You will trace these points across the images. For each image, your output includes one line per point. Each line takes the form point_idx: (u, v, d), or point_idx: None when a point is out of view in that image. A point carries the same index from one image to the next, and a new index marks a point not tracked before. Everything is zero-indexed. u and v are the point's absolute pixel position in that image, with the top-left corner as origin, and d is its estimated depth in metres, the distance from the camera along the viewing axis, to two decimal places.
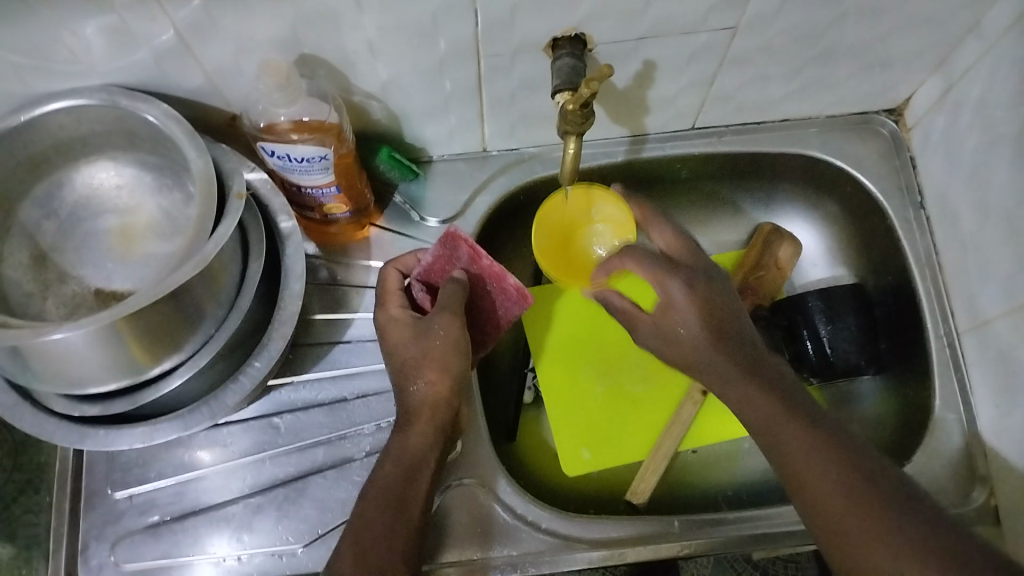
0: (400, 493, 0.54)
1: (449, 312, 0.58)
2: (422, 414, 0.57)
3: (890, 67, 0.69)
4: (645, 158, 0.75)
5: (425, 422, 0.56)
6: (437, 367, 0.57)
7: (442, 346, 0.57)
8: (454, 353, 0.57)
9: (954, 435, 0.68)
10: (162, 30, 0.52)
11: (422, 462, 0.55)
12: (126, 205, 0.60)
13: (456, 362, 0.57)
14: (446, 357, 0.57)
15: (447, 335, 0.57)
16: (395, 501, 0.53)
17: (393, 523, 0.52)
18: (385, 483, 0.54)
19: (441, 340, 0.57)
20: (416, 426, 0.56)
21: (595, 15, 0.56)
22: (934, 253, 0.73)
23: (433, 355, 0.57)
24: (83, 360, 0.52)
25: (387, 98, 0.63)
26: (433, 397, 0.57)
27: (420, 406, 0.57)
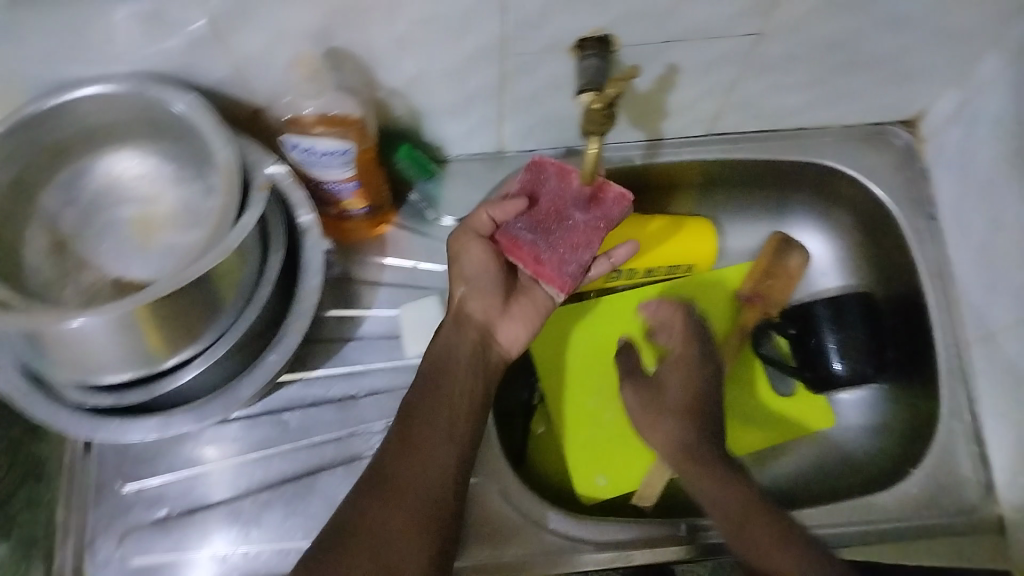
0: (432, 391, 0.60)
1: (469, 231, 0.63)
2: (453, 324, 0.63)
3: (908, 79, 0.69)
4: (661, 163, 0.75)
5: (451, 327, 0.62)
6: (461, 279, 0.63)
7: (462, 262, 0.63)
8: (477, 265, 0.63)
9: (962, 444, 0.69)
10: (195, 18, 0.51)
11: (446, 369, 0.61)
12: (147, 194, 0.59)
13: (475, 271, 0.63)
14: (465, 268, 0.63)
15: (465, 249, 0.63)
16: (427, 404, 0.59)
17: (424, 417, 0.58)
18: (420, 384, 0.60)
19: (459, 256, 0.63)
20: (448, 333, 0.62)
21: (624, 17, 0.57)
22: (944, 263, 0.73)
23: (457, 272, 0.63)
24: (102, 346, 0.52)
25: (410, 95, 0.63)
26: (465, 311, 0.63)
27: (451, 318, 0.63)
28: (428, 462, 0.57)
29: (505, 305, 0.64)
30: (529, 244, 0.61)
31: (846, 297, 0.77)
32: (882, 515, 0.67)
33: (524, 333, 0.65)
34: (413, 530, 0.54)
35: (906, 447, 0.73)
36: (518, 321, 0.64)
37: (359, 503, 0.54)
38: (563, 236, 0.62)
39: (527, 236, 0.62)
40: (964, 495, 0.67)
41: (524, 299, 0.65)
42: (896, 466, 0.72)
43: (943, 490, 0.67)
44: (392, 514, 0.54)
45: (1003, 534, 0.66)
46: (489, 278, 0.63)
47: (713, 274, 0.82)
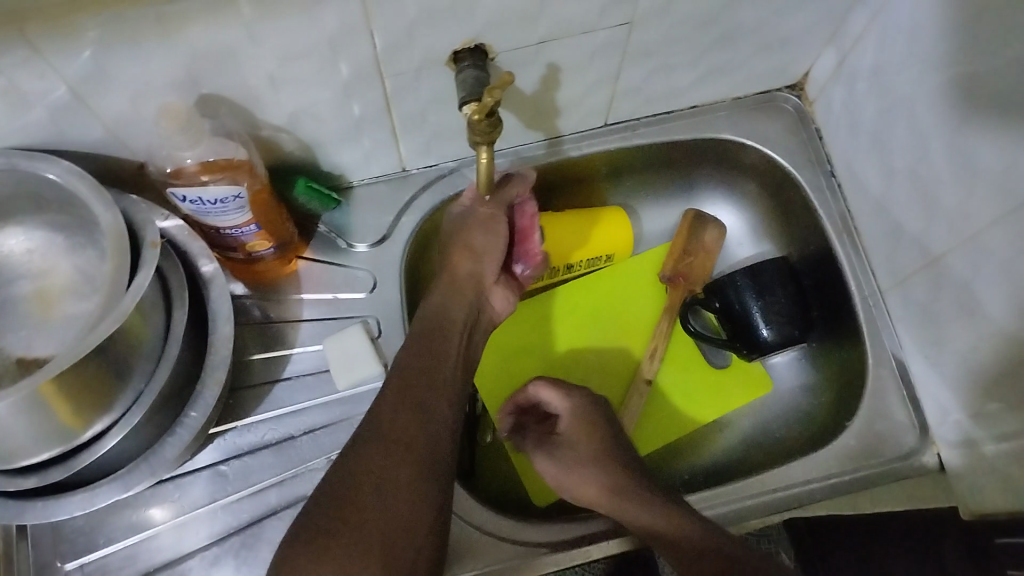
0: (430, 353, 0.59)
1: (491, 209, 0.65)
2: (450, 288, 0.64)
3: (785, 45, 0.71)
4: (564, 159, 0.76)
5: (450, 278, 0.65)
6: (469, 230, 0.65)
7: (476, 228, 0.65)
8: (491, 237, 0.65)
9: (891, 391, 0.70)
10: (54, 85, 0.50)
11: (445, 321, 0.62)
12: (39, 268, 0.58)
13: (488, 244, 0.65)
14: (483, 237, 0.65)
15: (489, 217, 0.65)
16: (428, 351, 0.60)
17: (423, 378, 0.58)
18: (417, 346, 0.60)
19: (480, 222, 0.65)
20: (446, 295, 0.64)
21: (492, 24, 0.57)
22: (850, 218, 0.75)
23: (470, 241, 0.65)
24: (9, 432, 0.51)
25: (296, 129, 0.63)
26: (464, 279, 0.65)
27: (455, 279, 0.65)
28: (432, 420, 0.56)
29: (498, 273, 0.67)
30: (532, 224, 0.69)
31: (764, 264, 0.78)
32: (827, 472, 0.68)
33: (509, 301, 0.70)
34: (422, 480, 0.53)
35: (841, 400, 0.75)
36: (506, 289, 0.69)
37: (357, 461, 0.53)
38: (506, 263, 0.71)
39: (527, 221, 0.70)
40: (900, 439, 0.69)
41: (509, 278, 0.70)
42: (835, 419, 0.74)
43: (879, 438, 0.69)
44: (402, 469, 0.52)
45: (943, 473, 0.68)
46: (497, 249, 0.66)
47: (632, 262, 0.82)
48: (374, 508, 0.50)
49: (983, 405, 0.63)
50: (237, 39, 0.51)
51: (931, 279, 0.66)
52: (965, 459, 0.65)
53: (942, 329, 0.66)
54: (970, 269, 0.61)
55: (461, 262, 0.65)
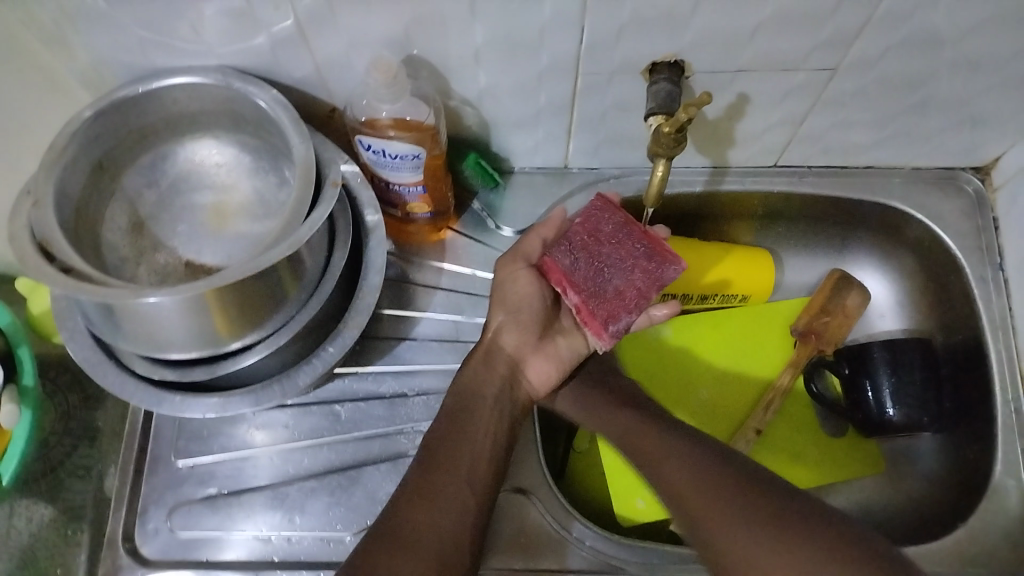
0: (460, 409, 0.60)
1: (518, 262, 0.64)
2: (478, 357, 0.63)
3: (984, 125, 0.68)
4: (724, 191, 0.75)
5: (478, 354, 0.63)
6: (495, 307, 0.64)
7: (506, 289, 0.63)
8: (523, 298, 0.63)
9: (1013, 503, 0.66)
10: (282, 18, 0.54)
11: (475, 390, 0.61)
12: (223, 183, 0.62)
13: (522, 305, 0.63)
14: (511, 297, 0.63)
15: (513, 279, 0.63)
16: (461, 391, 0.61)
17: (455, 431, 0.59)
18: (448, 407, 0.60)
19: (502, 290, 0.63)
20: (478, 366, 0.62)
21: (698, 42, 0.57)
22: (1010, 315, 0.71)
23: (498, 297, 0.63)
24: (171, 324, 0.54)
25: (481, 106, 0.65)
26: (497, 350, 0.63)
27: (480, 348, 0.63)
28: (467, 459, 0.57)
29: (533, 346, 0.65)
30: (607, 256, 0.61)
31: (907, 341, 0.74)
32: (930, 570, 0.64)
33: (554, 373, 0.66)
34: (460, 524, 0.54)
35: (956, 499, 0.71)
36: (550, 360, 0.66)
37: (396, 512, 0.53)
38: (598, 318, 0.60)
39: (601, 257, 0.61)
40: (1013, 555, 0.65)
41: (558, 341, 0.66)
42: (945, 517, 0.70)
43: (991, 547, 0.65)
44: (443, 508, 0.54)
45: None
46: (533, 312, 0.64)
47: (768, 308, 0.81)
48: (426, 539, 0.52)
49: None
50: (457, 9, 0.53)
51: None
52: None
53: None
54: None
55: (496, 328, 0.63)
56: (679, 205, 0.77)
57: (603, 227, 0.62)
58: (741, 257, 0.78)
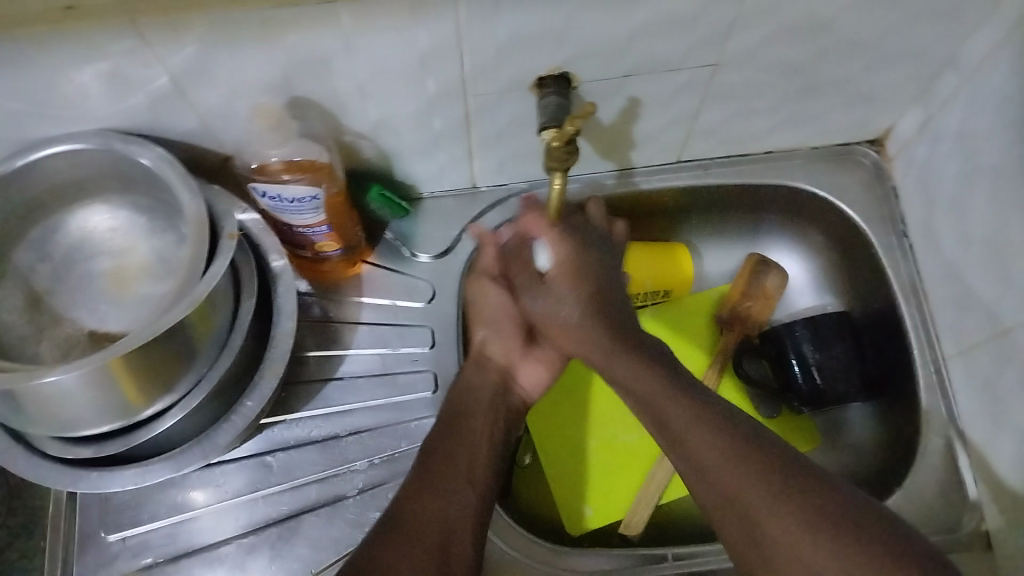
0: (457, 415, 0.61)
1: (489, 276, 0.66)
2: (475, 366, 0.65)
3: (870, 100, 0.70)
4: (634, 191, 0.76)
5: (472, 363, 0.65)
6: (480, 320, 0.66)
7: (480, 304, 0.66)
8: (498, 308, 0.65)
9: (942, 459, 0.69)
10: (156, 75, 0.53)
11: (465, 404, 0.62)
12: (119, 247, 0.61)
13: (497, 316, 0.66)
14: (485, 312, 0.66)
15: (482, 295, 0.65)
16: (456, 400, 0.62)
17: (453, 431, 0.60)
18: (446, 414, 0.61)
19: (479, 306, 0.66)
20: (471, 374, 0.64)
21: (581, 53, 0.58)
22: (918, 279, 0.74)
23: (477, 313, 0.66)
24: (76, 402, 0.52)
25: (378, 138, 0.64)
26: (492, 358, 0.65)
27: (470, 362, 0.65)
28: (454, 473, 0.57)
29: (524, 350, 0.67)
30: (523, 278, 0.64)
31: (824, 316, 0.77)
32: None
33: (545, 376, 0.67)
34: (466, 520, 0.55)
35: (890, 462, 0.73)
36: (541, 364, 0.67)
37: (393, 521, 0.54)
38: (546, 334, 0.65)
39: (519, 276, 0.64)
40: (947, 511, 0.67)
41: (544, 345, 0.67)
42: (882, 482, 0.72)
43: (926, 506, 0.67)
44: (443, 509, 0.55)
45: (989, 550, 0.65)
46: (512, 322, 0.66)
47: (691, 299, 0.82)
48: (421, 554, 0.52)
49: None
50: (333, 47, 0.53)
51: (996, 353, 0.64)
52: (1013, 537, 0.63)
53: (1004, 406, 0.64)
54: None
55: (486, 335, 0.66)
56: None
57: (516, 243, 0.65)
58: (650, 251, 0.78)
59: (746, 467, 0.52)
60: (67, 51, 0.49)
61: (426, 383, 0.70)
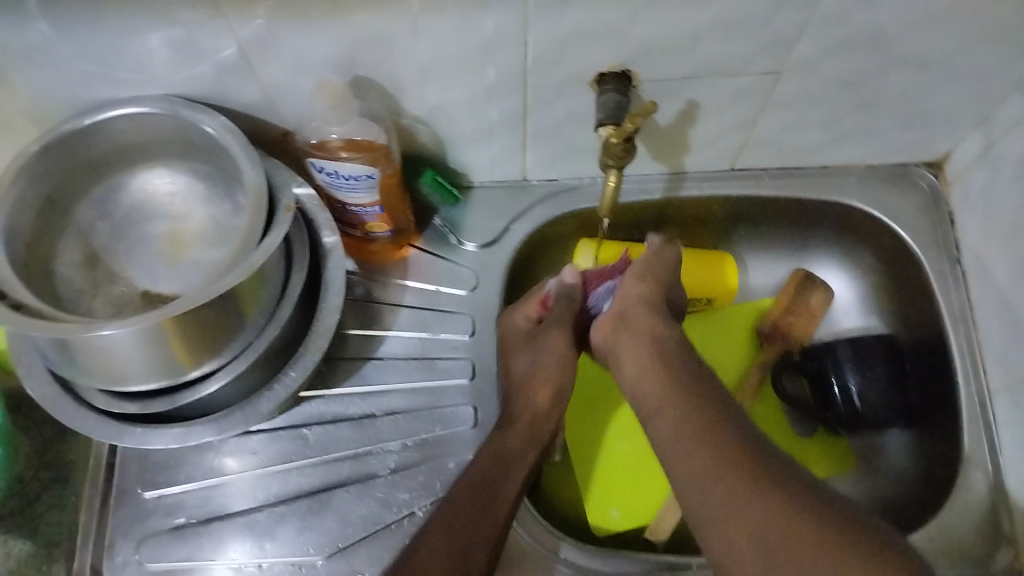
0: (495, 476, 0.58)
1: (559, 328, 0.67)
2: (524, 421, 0.63)
3: (931, 121, 0.69)
4: (683, 196, 0.76)
5: (520, 427, 0.63)
6: (542, 382, 0.65)
7: (546, 353, 0.66)
8: (559, 363, 0.66)
9: (982, 490, 0.67)
10: (225, 45, 0.54)
11: (506, 464, 0.59)
12: (177, 211, 0.62)
13: (558, 378, 0.66)
14: (548, 364, 0.66)
15: (551, 344, 0.66)
16: (490, 455, 0.60)
17: (487, 493, 0.57)
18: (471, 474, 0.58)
19: (536, 350, 0.66)
20: (522, 438, 0.62)
21: (642, 52, 0.58)
22: (969, 306, 0.72)
23: (544, 371, 0.65)
24: (127, 357, 0.54)
25: (434, 123, 0.65)
26: (545, 420, 0.64)
27: (524, 423, 0.63)
28: (480, 536, 0.54)
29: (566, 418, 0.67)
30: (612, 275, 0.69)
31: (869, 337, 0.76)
32: None
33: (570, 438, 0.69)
34: None
35: (927, 490, 0.72)
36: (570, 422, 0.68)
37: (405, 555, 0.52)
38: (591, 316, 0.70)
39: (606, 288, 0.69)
40: (984, 543, 0.65)
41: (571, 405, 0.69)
42: (918, 510, 0.71)
43: (960, 537, 0.66)
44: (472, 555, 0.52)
45: None
46: (568, 380, 0.67)
47: (733, 310, 0.82)
48: None
49: None
50: (398, 29, 0.54)
51: None
52: None
53: None
54: None
55: (542, 398, 0.65)
56: (639, 212, 0.77)
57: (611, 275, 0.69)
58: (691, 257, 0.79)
59: (739, 478, 0.46)
60: (143, 15, 0.51)
61: (463, 370, 0.70)
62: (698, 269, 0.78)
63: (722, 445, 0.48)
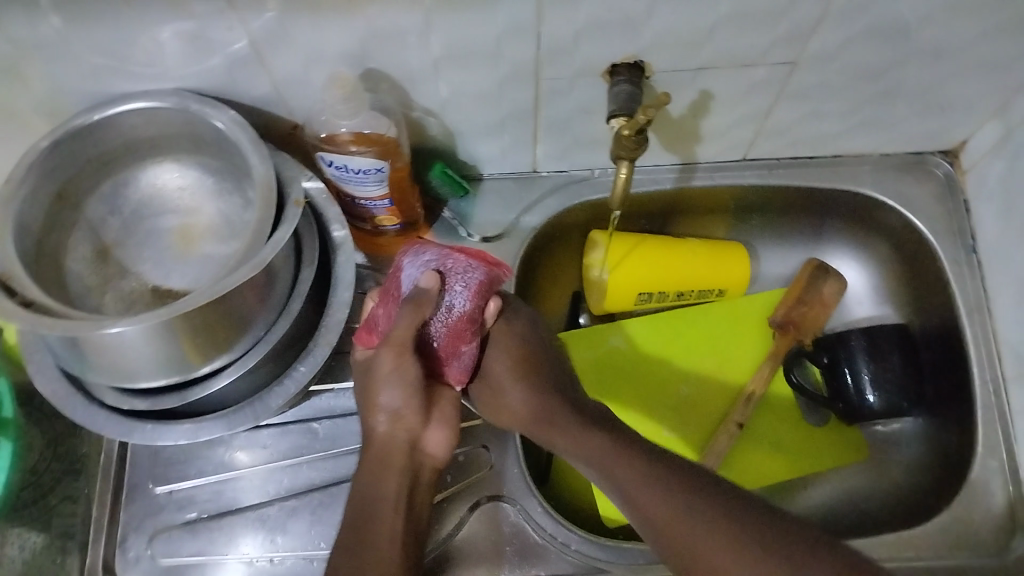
0: (362, 519, 0.55)
1: (391, 349, 0.53)
2: (378, 456, 0.56)
3: (949, 110, 0.68)
4: (695, 187, 0.75)
5: (371, 456, 0.56)
6: (387, 410, 0.55)
7: (382, 381, 0.54)
8: (402, 386, 0.54)
9: (995, 483, 0.67)
10: (234, 39, 0.53)
11: (375, 503, 0.55)
12: (186, 206, 0.62)
13: (404, 404, 0.55)
14: (389, 387, 0.54)
15: (387, 370, 0.53)
16: (361, 493, 0.56)
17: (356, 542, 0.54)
18: (350, 516, 0.55)
19: (382, 376, 0.54)
20: (373, 472, 0.55)
21: (656, 43, 0.57)
22: (984, 297, 0.71)
23: (371, 396, 0.55)
24: (137, 353, 0.53)
25: (443, 115, 0.64)
26: (397, 454, 0.55)
27: (372, 451, 0.56)
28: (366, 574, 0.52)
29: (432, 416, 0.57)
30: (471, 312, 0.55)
31: (884, 328, 0.75)
32: (916, 553, 0.65)
33: (450, 438, 0.57)
34: None
35: (939, 481, 0.71)
36: (445, 426, 0.57)
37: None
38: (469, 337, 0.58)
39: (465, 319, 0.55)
40: (997, 536, 0.65)
41: (443, 403, 0.57)
42: (929, 501, 0.71)
43: (972, 529, 0.65)
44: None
45: None
46: (415, 402, 0.55)
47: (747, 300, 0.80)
48: None
49: None
50: (409, 22, 0.53)
51: None
52: None
53: None
54: None
55: (382, 420, 0.56)
56: (650, 202, 0.76)
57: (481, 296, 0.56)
58: (707, 247, 0.78)
59: (666, 499, 0.52)
60: (152, 10, 0.50)
61: None
62: (715, 258, 0.78)
63: (647, 471, 0.54)
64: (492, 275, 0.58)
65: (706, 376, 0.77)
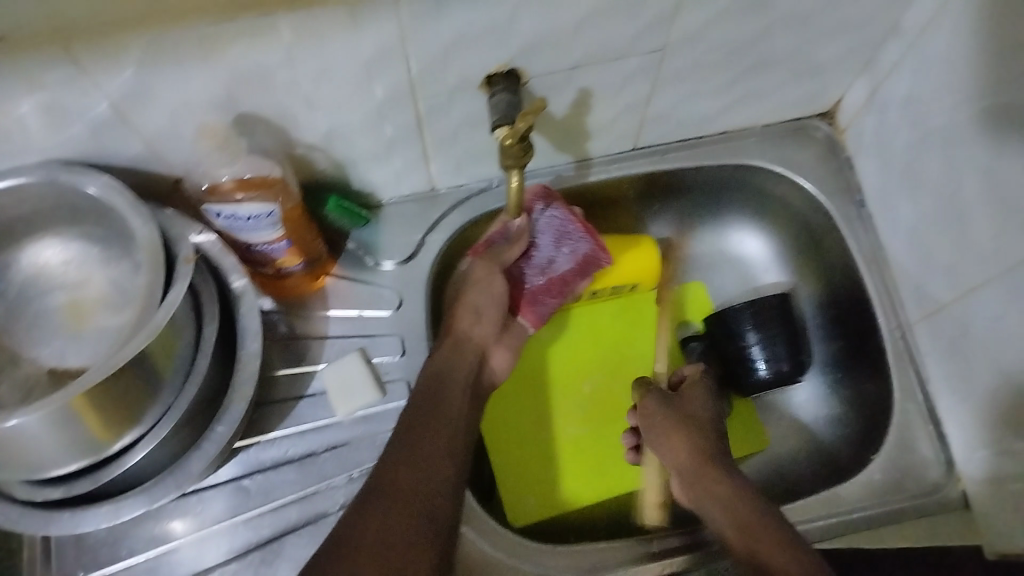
0: (433, 391, 0.61)
1: (487, 263, 0.67)
2: (450, 343, 0.65)
3: (819, 74, 0.71)
4: (593, 182, 0.76)
5: (446, 350, 0.64)
6: (467, 304, 0.66)
7: (473, 286, 0.66)
8: (488, 295, 0.66)
9: (915, 423, 0.69)
10: (96, 102, 0.51)
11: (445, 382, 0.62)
12: (74, 280, 0.59)
13: (487, 303, 0.66)
14: (477, 294, 0.66)
15: (481, 277, 0.67)
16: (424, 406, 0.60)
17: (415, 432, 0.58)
18: (423, 385, 0.62)
19: (473, 279, 0.67)
20: (450, 354, 0.64)
21: (528, 48, 0.57)
22: (879, 247, 0.74)
23: (465, 297, 0.66)
24: (40, 444, 0.51)
25: (329, 148, 0.63)
26: (471, 345, 0.65)
27: (451, 341, 0.65)
28: (423, 468, 0.56)
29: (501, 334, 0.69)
30: (568, 272, 0.70)
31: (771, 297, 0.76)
32: (858, 503, 0.67)
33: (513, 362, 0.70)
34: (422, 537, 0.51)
35: (866, 429, 0.74)
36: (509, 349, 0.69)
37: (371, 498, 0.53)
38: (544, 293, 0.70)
39: (566, 276, 0.70)
40: (927, 474, 0.68)
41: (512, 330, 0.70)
42: (861, 451, 0.73)
43: (904, 471, 0.68)
44: (411, 477, 0.55)
45: (968, 508, 0.66)
46: (496, 314, 0.67)
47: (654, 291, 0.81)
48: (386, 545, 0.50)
49: (1011, 443, 0.62)
50: (275, 60, 0.52)
51: (961, 313, 0.65)
52: (993, 496, 0.64)
53: (971, 363, 0.65)
54: (999, 305, 0.60)
55: (463, 320, 0.66)
56: None
57: (575, 271, 0.70)
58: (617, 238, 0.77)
59: (745, 523, 0.56)
60: (0, 84, 0.48)
61: (401, 392, 0.69)
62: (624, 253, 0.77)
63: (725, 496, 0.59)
64: (597, 256, 0.70)
65: (609, 369, 0.79)
